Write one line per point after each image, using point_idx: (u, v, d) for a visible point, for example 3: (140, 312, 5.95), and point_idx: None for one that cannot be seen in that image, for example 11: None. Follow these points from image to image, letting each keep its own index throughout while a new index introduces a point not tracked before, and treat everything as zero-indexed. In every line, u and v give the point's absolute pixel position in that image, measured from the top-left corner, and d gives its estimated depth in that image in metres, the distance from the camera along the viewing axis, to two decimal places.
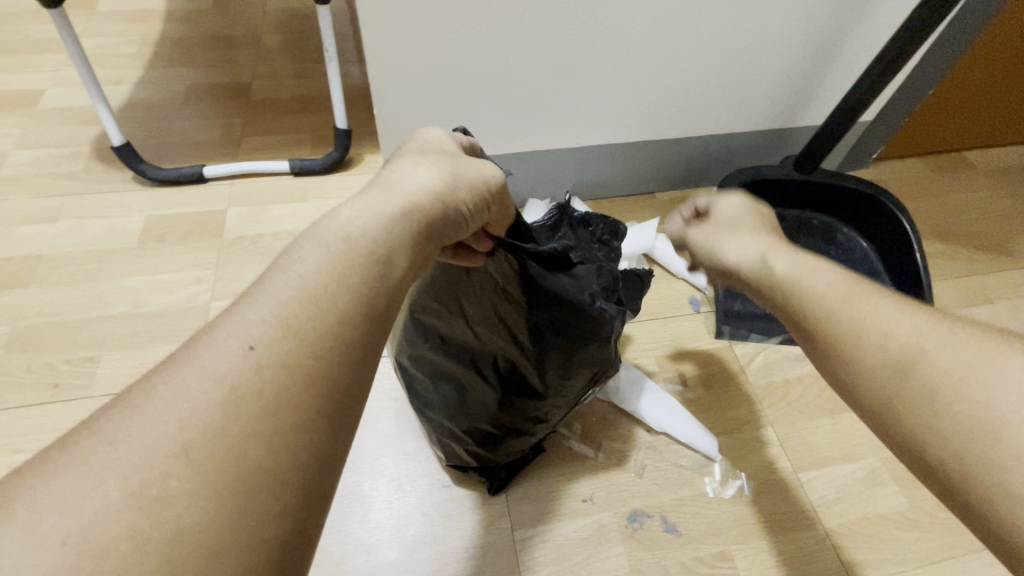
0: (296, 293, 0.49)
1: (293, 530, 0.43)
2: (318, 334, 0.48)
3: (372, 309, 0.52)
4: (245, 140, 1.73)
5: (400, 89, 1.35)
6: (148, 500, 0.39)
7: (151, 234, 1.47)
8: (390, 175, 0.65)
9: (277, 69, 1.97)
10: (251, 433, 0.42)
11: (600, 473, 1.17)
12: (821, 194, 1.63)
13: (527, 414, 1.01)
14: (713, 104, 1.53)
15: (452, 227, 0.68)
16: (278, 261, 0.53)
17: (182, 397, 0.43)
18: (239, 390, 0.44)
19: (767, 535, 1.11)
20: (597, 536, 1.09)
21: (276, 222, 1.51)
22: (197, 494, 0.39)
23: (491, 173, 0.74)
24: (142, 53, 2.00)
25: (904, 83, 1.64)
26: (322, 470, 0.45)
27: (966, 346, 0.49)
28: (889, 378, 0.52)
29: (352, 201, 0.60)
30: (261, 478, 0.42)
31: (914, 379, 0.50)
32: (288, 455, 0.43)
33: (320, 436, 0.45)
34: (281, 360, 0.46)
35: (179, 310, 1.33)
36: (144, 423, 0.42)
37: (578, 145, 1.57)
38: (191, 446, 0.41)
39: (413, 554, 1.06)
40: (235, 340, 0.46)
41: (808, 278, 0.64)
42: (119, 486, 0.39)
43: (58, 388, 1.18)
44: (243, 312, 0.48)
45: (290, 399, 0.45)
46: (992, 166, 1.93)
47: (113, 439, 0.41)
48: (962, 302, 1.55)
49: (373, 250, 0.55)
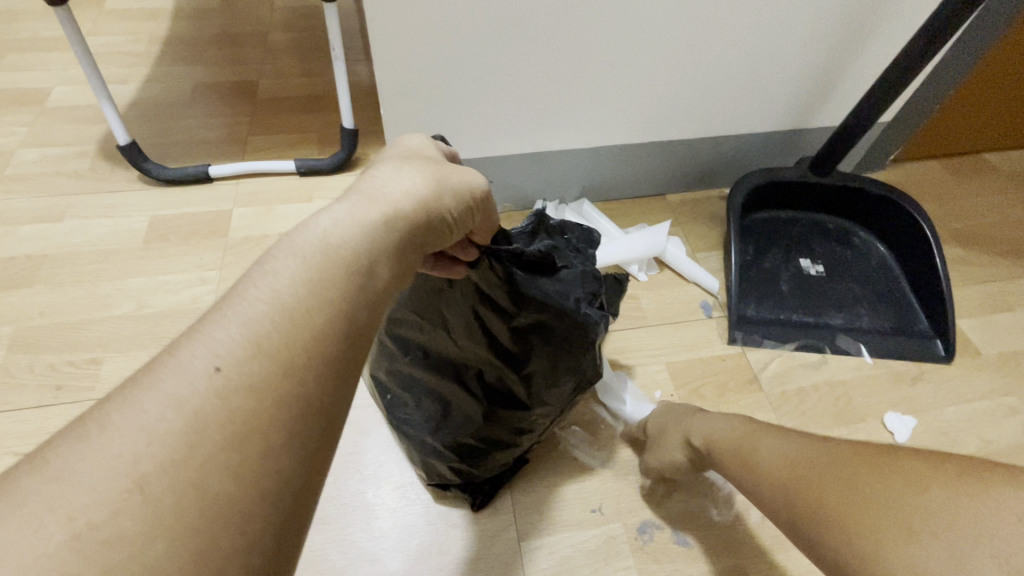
0: (267, 309, 0.47)
1: (263, 562, 0.41)
2: (290, 353, 0.45)
3: (351, 324, 0.50)
4: (251, 139, 1.72)
5: (407, 90, 1.32)
6: (97, 542, 0.36)
7: (155, 234, 1.45)
8: (370, 181, 0.63)
9: (283, 68, 1.96)
10: (214, 463, 0.40)
11: (610, 483, 1.14)
12: (838, 197, 1.58)
13: (512, 426, 0.99)
14: (723, 105, 1.49)
15: (435, 234, 0.65)
16: (249, 274, 0.51)
17: (137, 425, 0.40)
18: (201, 416, 0.41)
19: (780, 551, 1.07)
20: (606, 549, 1.06)
21: (280, 222, 1.50)
22: (151, 534, 0.37)
23: (477, 179, 0.71)
24: (149, 51, 1.99)
25: (922, 85, 1.59)
26: (295, 497, 0.43)
27: (834, 465, 0.65)
28: (798, 507, 0.66)
29: (330, 208, 0.57)
30: (225, 511, 0.39)
31: (808, 501, 0.64)
32: (258, 485, 0.41)
33: (295, 463, 0.43)
34: (249, 383, 0.43)
35: (181, 312, 1.31)
36: (95, 457, 0.39)
37: (586, 147, 1.54)
38: (146, 481, 0.38)
39: (416, 564, 1.04)
40: (199, 362, 0.43)
41: (744, 448, 0.80)
42: (64, 528, 0.36)
43: (59, 391, 1.17)
44: (207, 332, 0.46)
45: (258, 425, 0.42)
46: (1013, 169, 1.88)
47: (61, 476, 0.38)
48: (983, 309, 1.50)
49: (352, 260, 0.53)
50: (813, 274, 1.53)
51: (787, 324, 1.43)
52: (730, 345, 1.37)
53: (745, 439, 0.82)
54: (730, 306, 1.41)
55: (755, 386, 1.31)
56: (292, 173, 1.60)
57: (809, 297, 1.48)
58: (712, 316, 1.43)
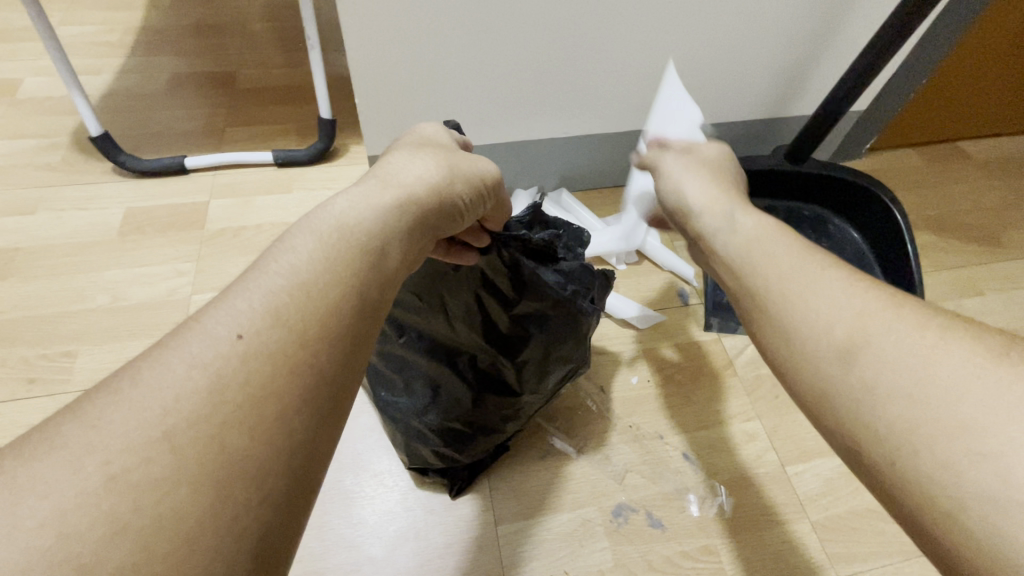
0: (286, 283, 0.48)
1: (276, 518, 0.41)
2: (307, 324, 0.46)
3: (364, 300, 0.51)
4: (228, 130, 1.70)
5: (385, 78, 1.32)
6: (129, 486, 0.37)
7: (131, 226, 1.44)
8: (386, 167, 0.64)
9: (261, 58, 1.93)
10: (233, 422, 0.41)
11: (585, 468, 1.16)
12: (811, 185, 1.61)
13: (500, 412, 1.00)
14: (706, 91, 1.50)
15: (447, 220, 0.66)
16: (271, 251, 0.51)
17: (166, 382, 0.41)
18: (225, 377, 0.42)
19: (753, 529, 1.10)
20: (581, 531, 1.08)
21: (259, 213, 1.49)
22: (176, 480, 0.38)
23: (487, 168, 0.73)
24: (124, 41, 1.96)
25: (897, 73, 1.61)
26: (307, 459, 0.44)
27: (911, 331, 0.46)
28: (832, 368, 0.48)
29: (348, 191, 0.58)
30: (244, 467, 0.40)
31: (855, 370, 0.47)
32: (274, 444, 0.42)
33: (306, 426, 0.44)
34: (268, 350, 0.44)
35: (159, 304, 1.30)
36: (129, 408, 0.40)
37: (567, 135, 1.54)
38: (174, 432, 0.39)
39: (395, 549, 1.05)
40: (223, 328, 0.44)
41: (765, 256, 0.60)
42: (101, 470, 0.37)
43: (34, 383, 1.16)
44: (232, 300, 0.47)
45: (278, 390, 0.43)
46: (985, 156, 1.92)
47: (97, 424, 0.39)
48: (953, 294, 1.53)
49: (367, 242, 0.53)
50: None
51: None
52: (706, 331, 1.39)
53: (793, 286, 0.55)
54: (706, 292, 1.41)
55: (731, 370, 1.32)
56: (270, 164, 1.59)
57: None
58: (689, 303, 1.44)
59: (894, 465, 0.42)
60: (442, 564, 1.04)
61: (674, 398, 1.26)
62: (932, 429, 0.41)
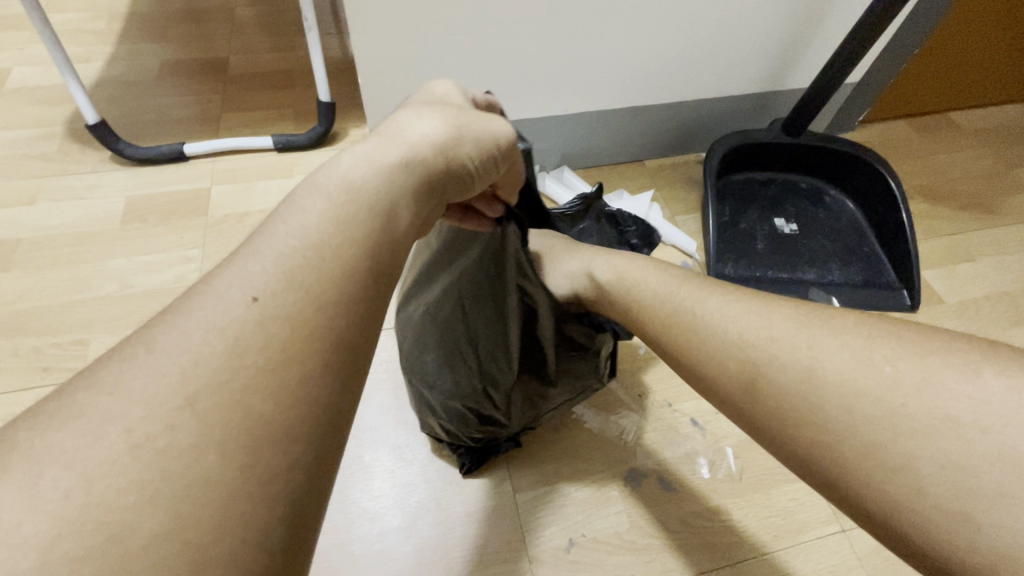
0: (297, 244, 0.49)
1: (305, 478, 0.43)
2: (323, 287, 0.48)
3: (377, 262, 0.52)
4: (224, 117, 1.68)
5: (384, 59, 1.31)
6: (154, 453, 0.38)
7: (134, 214, 1.43)
8: (391, 124, 0.64)
9: (253, 44, 1.91)
10: (256, 385, 0.42)
11: (599, 437, 1.18)
12: (809, 157, 1.63)
13: (501, 405, 0.98)
14: (700, 68, 1.52)
15: (454, 183, 0.66)
16: (278, 217, 0.52)
17: (181, 348, 0.42)
18: (242, 341, 0.44)
19: (760, 489, 1.14)
20: (598, 496, 1.11)
21: (261, 198, 1.48)
22: (202, 448, 0.39)
23: (502, 130, 0.71)
24: (112, 28, 1.92)
25: (889, 45, 1.63)
26: (333, 421, 0.46)
27: (828, 340, 0.55)
28: (745, 389, 0.59)
29: (353, 147, 0.59)
30: (271, 428, 0.42)
31: (767, 388, 0.57)
32: (301, 408, 0.43)
33: (330, 389, 0.46)
34: (285, 312, 0.45)
35: (166, 291, 1.30)
36: (145, 377, 0.41)
37: (566, 112, 1.55)
38: (195, 398, 0.41)
39: (418, 520, 1.07)
40: (236, 291, 0.46)
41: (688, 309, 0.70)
42: (123, 438, 0.38)
43: (47, 372, 1.16)
44: (242, 263, 0.48)
45: (296, 351, 0.44)
46: (972, 126, 1.95)
47: (114, 392, 0.40)
48: (945, 260, 1.58)
49: (376, 202, 0.55)
50: (787, 232, 1.58)
51: (765, 281, 1.48)
52: None
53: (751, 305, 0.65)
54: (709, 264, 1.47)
55: None
56: (270, 150, 1.58)
57: (786, 254, 1.54)
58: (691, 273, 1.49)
59: (838, 461, 0.50)
60: (463, 532, 1.07)
61: None
62: (864, 439, 0.49)
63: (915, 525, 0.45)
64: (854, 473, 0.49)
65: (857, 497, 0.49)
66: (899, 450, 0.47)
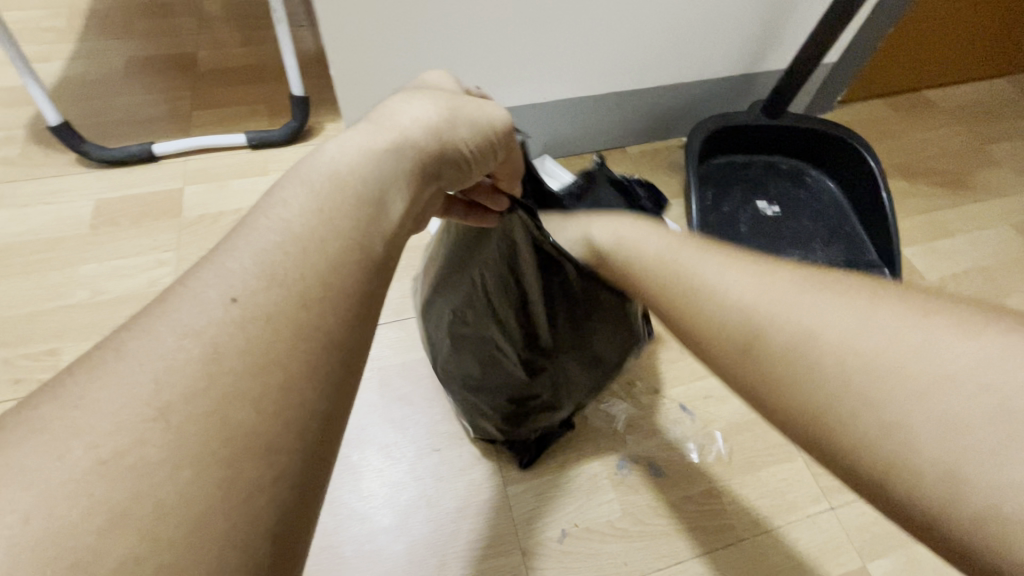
0: (279, 240, 0.45)
1: (293, 494, 0.39)
2: (307, 284, 0.43)
3: (367, 254, 0.47)
4: (195, 114, 1.64)
5: (357, 49, 1.27)
6: (122, 468, 0.34)
7: (104, 218, 1.39)
8: (380, 111, 0.59)
9: (221, 38, 1.85)
10: (237, 392, 0.38)
11: (588, 427, 1.18)
12: (790, 138, 1.63)
13: (548, 386, 0.97)
14: (681, 51, 1.50)
15: (450, 168, 0.61)
16: (258, 212, 0.48)
17: (157, 355, 0.39)
18: (220, 345, 0.40)
19: (750, 471, 1.14)
20: (588, 485, 1.11)
21: (236, 197, 1.45)
22: (176, 463, 0.35)
23: (498, 114, 0.67)
24: (72, 26, 1.85)
25: (867, 23, 1.62)
26: (323, 429, 0.41)
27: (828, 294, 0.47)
28: (732, 342, 0.51)
29: (339, 136, 0.54)
30: (254, 439, 0.38)
31: (756, 342, 0.49)
32: (286, 416, 0.39)
33: (319, 394, 0.41)
34: (267, 314, 0.41)
35: (141, 296, 1.27)
36: (115, 386, 0.37)
37: (546, 101, 1.53)
38: (169, 408, 0.37)
39: (408, 518, 1.06)
40: (214, 294, 0.42)
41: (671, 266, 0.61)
42: (87, 454, 0.35)
43: (19, 383, 1.13)
44: (220, 262, 0.44)
45: (281, 355, 0.40)
46: (948, 104, 1.97)
47: (81, 403, 0.37)
48: (924, 238, 1.59)
49: (362, 190, 0.50)
50: (769, 215, 1.59)
51: None
52: None
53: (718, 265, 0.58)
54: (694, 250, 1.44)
55: None
56: (244, 147, 1.53)
57: (767, 237, 1.54)
58: None
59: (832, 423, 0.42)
60: (456, 527, 1.06)
61: (667, 352, 1.30)
62: (857, 398, 0.41)
63: (904, 489, 0.38)
64: (848, 436, 0.41)
65: (854, 467, 0.41)
66: (915, 406, 0.38)
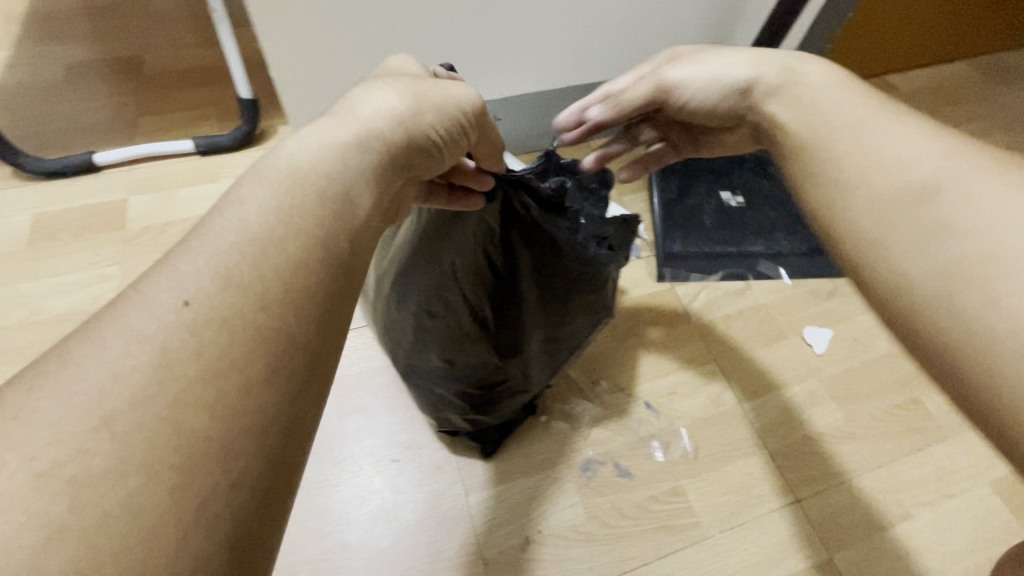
0: (237, 238, 0.40)
1: (257, 507, 0.35)
2: (268, 283, 0.39)
3: (332, 251, 0.43)
4: (140, 120, 1.57)
5: (300, 43, 1.20)
6: (65, 484, 0.30)
7: (43, 233, 1.32)
8: (345, 100, 0.54)
9: (167, 38, 1.78)
10: (194, 400, 0.34)
11: (551, 429, 1.15)
12: None
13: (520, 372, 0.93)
14: (643, 34, 1.44)
15: (422, 157, 0.56)
16: (215, 204, 0.43)
17: (103, 360, 0.34)
18: (172, 350, 0.35)
19: (717, 466, 1.12)
20: (551, 489, 1.09)
21: (185, 205, 1.39)
22: (124, 474, 0.31)
23: (466, 95, 0.61)
24: (8, 31, 1.77)
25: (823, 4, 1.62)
26: (287, 438, 0.37)
27: (984, 174, 0.47)
28: (891, 208, 0.50)
29: (300, 129, 0.49)
30: (211, 450, 0.33)
31: (933, 208, 0.47)
32: (247, 424, 0.35)
33: (284, 400, 0.37)
34: (225, 316, 0.37)
35: (84, 313, 1.21)
36: (55, 396, 0.33)
37: (507, 95, 1.48)
38: (114, 417, 0.32)
39: (367, 532, 1.03)
40: (166, 295, 0.37)
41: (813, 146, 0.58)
42: (26, 467, 0.30)
43: None
44: (175, 261, 0.39)
45: (241, 359, 0.36)
46: (908, 88, 1.96)
47: (18, 416, 0.32)
48: None
49: (327, 184, 0.45)
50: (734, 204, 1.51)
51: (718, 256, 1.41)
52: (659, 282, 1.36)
53: (871, 133, 0.55)
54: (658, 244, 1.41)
55: (687, 316, 1.31)
56: (192, 154, 1.47)
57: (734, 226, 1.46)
58: (640, 256, 1.40)
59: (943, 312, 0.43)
60: (414, 541, 1.03)
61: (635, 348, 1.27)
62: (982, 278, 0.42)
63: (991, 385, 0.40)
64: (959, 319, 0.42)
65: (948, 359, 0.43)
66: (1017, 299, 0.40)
